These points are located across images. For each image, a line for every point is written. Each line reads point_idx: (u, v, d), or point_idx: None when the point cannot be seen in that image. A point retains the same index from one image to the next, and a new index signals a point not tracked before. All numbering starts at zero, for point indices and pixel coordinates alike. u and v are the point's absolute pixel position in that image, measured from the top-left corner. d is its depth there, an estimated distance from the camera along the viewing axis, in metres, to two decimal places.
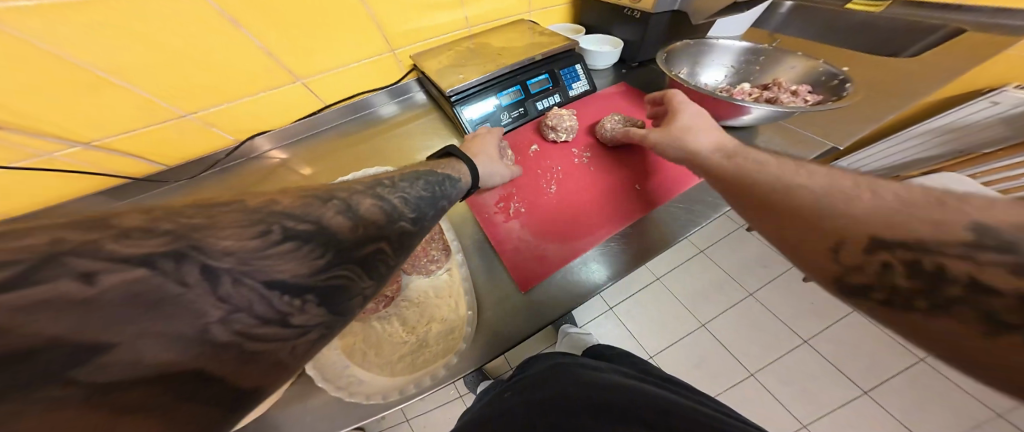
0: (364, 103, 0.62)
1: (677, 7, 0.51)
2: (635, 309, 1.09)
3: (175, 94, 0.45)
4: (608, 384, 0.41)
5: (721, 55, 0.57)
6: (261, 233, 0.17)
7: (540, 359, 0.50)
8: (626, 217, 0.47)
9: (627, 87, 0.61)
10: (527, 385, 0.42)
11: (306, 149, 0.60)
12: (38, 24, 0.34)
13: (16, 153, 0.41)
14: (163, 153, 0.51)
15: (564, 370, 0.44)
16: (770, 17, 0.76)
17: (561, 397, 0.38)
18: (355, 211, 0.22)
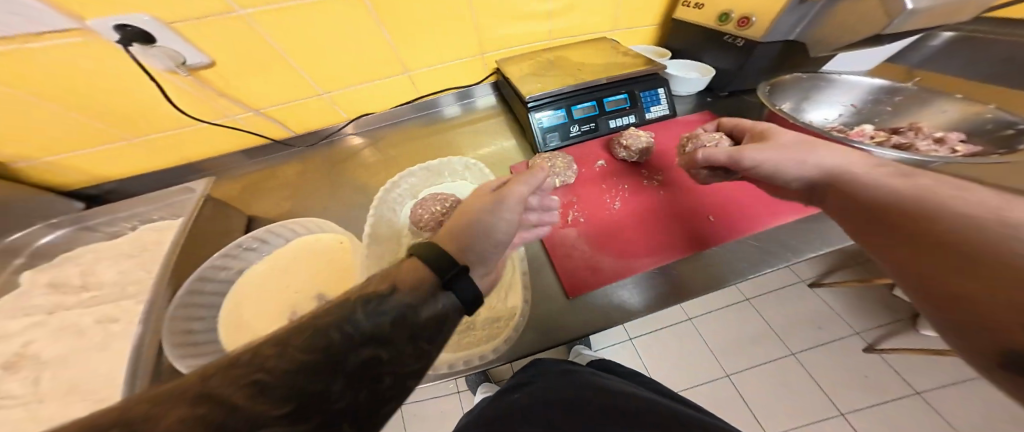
0: (434, 101, 0.67)
1: (795, 35, 0.49)
2: (655, 344, 0.99)
3: (329, 80, 0.55)
4: (622, 396, 0.37)
5: (842, 93, 0.53)
6: (330, 386, 0.19)
7: (548, 365, 0.47)
8: (693, 246, 0.44)
9: (712, 116, 0.60)
10: (535, 386, 0.39)
11: (383, 135, 0.67)
12: (267, 21, 0.44)
13: (213, 111, 0.52)
14: (300, 123, 0.61)
15: (575, 379, 0.40)
16: (917, 50, 0.70)
17: (573, 400, 0.34)
18: (361, 324, 0.21)
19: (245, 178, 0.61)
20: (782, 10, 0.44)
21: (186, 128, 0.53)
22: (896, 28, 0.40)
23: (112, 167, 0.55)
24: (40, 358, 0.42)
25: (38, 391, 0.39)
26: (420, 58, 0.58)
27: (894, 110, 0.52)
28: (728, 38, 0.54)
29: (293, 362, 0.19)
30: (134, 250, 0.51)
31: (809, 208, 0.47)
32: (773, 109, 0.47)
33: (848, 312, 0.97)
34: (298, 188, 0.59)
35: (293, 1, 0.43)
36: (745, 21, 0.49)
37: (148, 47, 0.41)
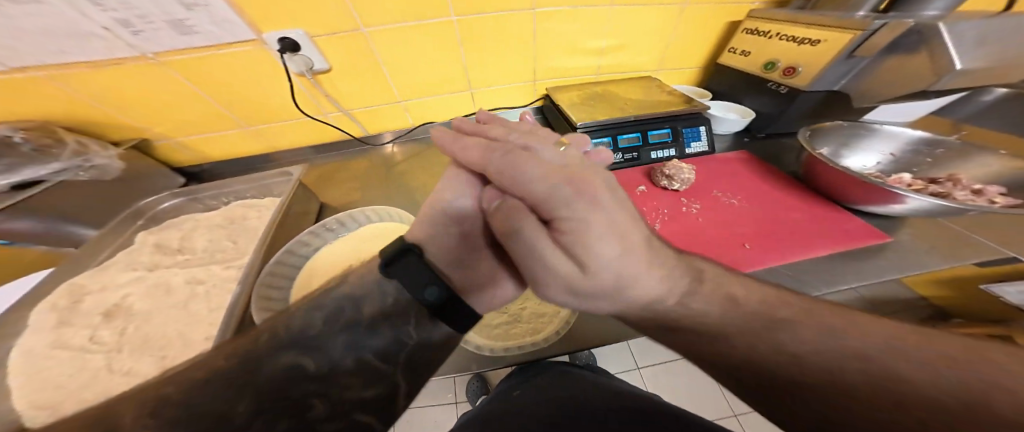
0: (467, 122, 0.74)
1: (838, 86, 0.53)
2: (662, 375, 1.00)
3: (410, 89, 0.63)
4: (617, 388, 0.42)
5: (882, 143, 0.57)
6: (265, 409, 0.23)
7: (544, 363, 0.50)
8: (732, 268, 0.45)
9: (748, 156, 0.66)
10: (538, 387, 0.43)
11: (424, 147, 0.73)
12: (381, 38, 0.53)
13: (315, 108, 0.61)
14: (374, 125, 0.69)
15: (573, 377, 0.45)
16: (965, 104, 0.73)
17: (573, 399, 0.39)
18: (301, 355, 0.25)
19: (317, 169, 0.69)
20: (830, 62, 0.48)
21: (287, 121, 0.62)
22: (943, 84, 0.45)
23: (218, 149, 0.64)
24: (133, 310, 0.49)
25: (122, 341, 0.45)
26: (490, 77, 0.66)
27: (935, 161, 0.55)
28: (772, 85, 0.59)
29: (287, 384, 0.24)
30: (225, 221, 0.61)
31: (844, 244, 0.48)
32: (812, 152, 0.52)
33: None
34: (363, 184, 0.67)
35: (404, 23, 0.51)
36: (791, 70, 0.54)
37: (292, 54, 0.50)
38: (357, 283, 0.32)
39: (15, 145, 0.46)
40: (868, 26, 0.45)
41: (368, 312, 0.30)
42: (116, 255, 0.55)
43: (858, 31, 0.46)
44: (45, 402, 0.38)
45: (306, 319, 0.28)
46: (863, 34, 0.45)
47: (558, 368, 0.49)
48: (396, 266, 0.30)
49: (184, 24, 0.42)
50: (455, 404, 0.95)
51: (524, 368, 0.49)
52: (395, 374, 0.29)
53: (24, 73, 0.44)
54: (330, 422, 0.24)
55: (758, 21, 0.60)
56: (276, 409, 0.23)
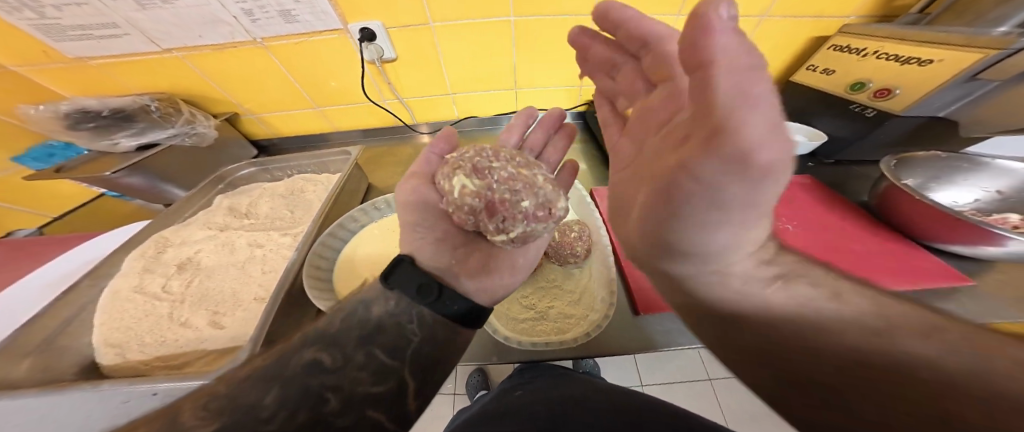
0: (500, 120, 0.76)
1: (948, 112, 0.47)
2: (672, 400, 0.94)
3: (462, 83, 0.66)
4: (621, 390, 0.41)
5: (986, 177, 0.51)
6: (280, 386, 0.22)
7: (548, 366, 0.49)
8: None
9: (808, 181, 0.61)
10: (540, 385, 0.42)
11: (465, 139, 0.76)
12: (445, 34, 0.57)
13: (379, 94, 0.66)
14: (426, 115, 0.73)
15: (574, 379, 0.44)
16: None
17: (579, 396, 0.38)
18: (316, 350, 0.25)
19: (366, 154, 0.74)
20: (943, 84, 0.44)
21: (350, 106, 0.68)
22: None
23: (289, 126, 0.72)
24: (201, 265, 0.55)
25: (186, 293, 0.51)
26: (541, 78, 0.67)
27: None
28: (856, 108, 0.56)
29: (306, 378, 0.23)
30: (286, 192, 0.67)
31: (921, 281, 0.43)
32: (894, 182, 0.47)
33: None
34: (408, 170, 0.71)
35: (467, 21, 0.55)
36: (885, 92, 0.50)
37: (368, 43, 0.55)
38: (367, 288, 0.32)
39: (150, 113, 0.57)
40: (1011, 45, 0.38)
41: (374, 313, 0.29)
42: (198, 214, 0.62)
43: (990, 50, 0.40)
44: (119, 342, 0.44)
45: (329, 320, 0.28)
46: (1000, 54, 0.39)
47: (556, 369, 0.47)
48: (395, 276, 0.33)
49: (290, 13, 0.49)
50: (455, 397, 0.95)
51: (523, 370, 0.48)
52: (413, 336, 0.29)
53: (169, 53, 0.53)
54: (342, 419, 0.21)
55: (851, 37, 0.57)
56: (298, 404, 0.21)
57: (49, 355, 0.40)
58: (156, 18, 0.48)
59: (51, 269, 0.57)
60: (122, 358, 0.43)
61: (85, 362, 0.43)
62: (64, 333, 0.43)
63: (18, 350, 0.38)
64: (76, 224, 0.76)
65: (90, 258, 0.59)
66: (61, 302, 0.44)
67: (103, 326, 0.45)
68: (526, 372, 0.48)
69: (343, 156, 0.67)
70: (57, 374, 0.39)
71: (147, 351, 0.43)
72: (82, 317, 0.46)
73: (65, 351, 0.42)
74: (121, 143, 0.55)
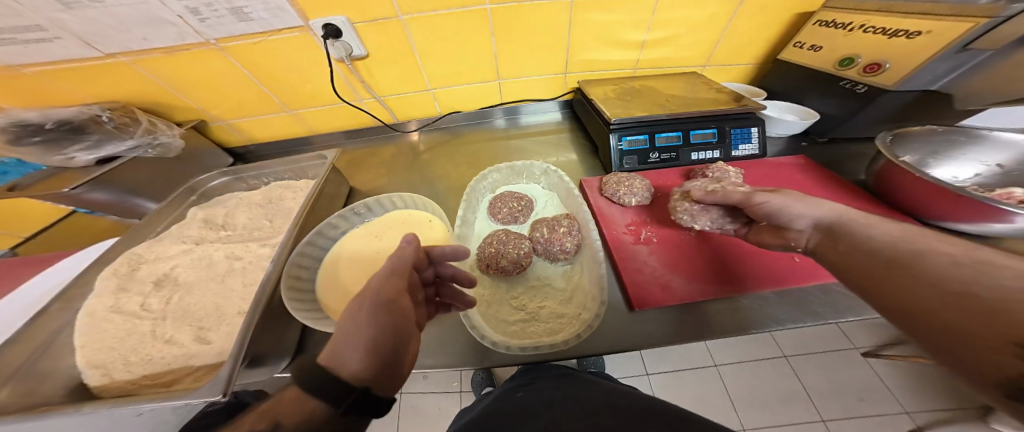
0: (487, 113, 0.73)
1: (939, 85, 0.45)
2: (673, 384, 0.95)
3: (440, 78, 0.63)
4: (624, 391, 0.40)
5: (990, 151, 0.49)
6: None
7: (548, 365, 0.48)
8: (783, 276, 0.42)
9: (804, 160, 0.59)
10: (544, 385, 0.41)
11: (453, 135, 0.73)
12: (415, 26, 0.53)
13: (351, 93, 0.63)
14: (406, 112, 0.70)
15: (579, 379, 0.43)
16: None
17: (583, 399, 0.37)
18: None
19: (346, 156, 0.71)
20: (932, 57, 0.42)
21: (323, 106, 0.64)
22: None
23: (260, 131, 0.68)
24: (179, 280, 0.53)
25: (167, 310, 0.49)
26: (523, 67, 0.64)
27: None
28: (846, 84, 0.53)
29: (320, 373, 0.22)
30: (263, 200, 0.64)
31: None
32: (892, 159, 0.45)
33: (902, 391, 0.90)
34: (392, 170, 0.68)
35: (437, 12, 0.51)
36: (875, 66, 0.48)
37: (333, 40, 0.51)
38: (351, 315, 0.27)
39: (102, 124, 0.54)
40: (1001, 13, 0.36)
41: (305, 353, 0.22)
42: (171, 228, 0.59)
43: (977, 19, 0.38)
44: (102, 362, 0.42)
45: None
46: (989, 23, 0.37)
47: (556, 369, 0.46)
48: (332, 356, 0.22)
49: (243, 11, 0.45)
50: (460, 393, 0.95)
51: (526, 369, 0.47)
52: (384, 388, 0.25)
53: (115, 58, 0.49)
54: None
55: (836, 11, 0.54)
56: None
57: (31, 380, 0.38)
58: (88, 19, 0.44)
59: (24, 293, 0.54)
60: (108, 380, 0.40)
61: (73, 384, 0.40)
62: (47, 356, 0.41)
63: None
64: (53, 241, 0.73)
65: (63, 278, 0.56)
66: (33, 326, 0.42)
67: (83, 348, 0.43)
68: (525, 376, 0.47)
69: (320, 159, 0.64)
70: (43, 399, 0.37)
71: (132, 371, 0.41)
72: (61, 336, 0.44)
73: (48, 375, 0.40)
74: (76, 158, 0.51)
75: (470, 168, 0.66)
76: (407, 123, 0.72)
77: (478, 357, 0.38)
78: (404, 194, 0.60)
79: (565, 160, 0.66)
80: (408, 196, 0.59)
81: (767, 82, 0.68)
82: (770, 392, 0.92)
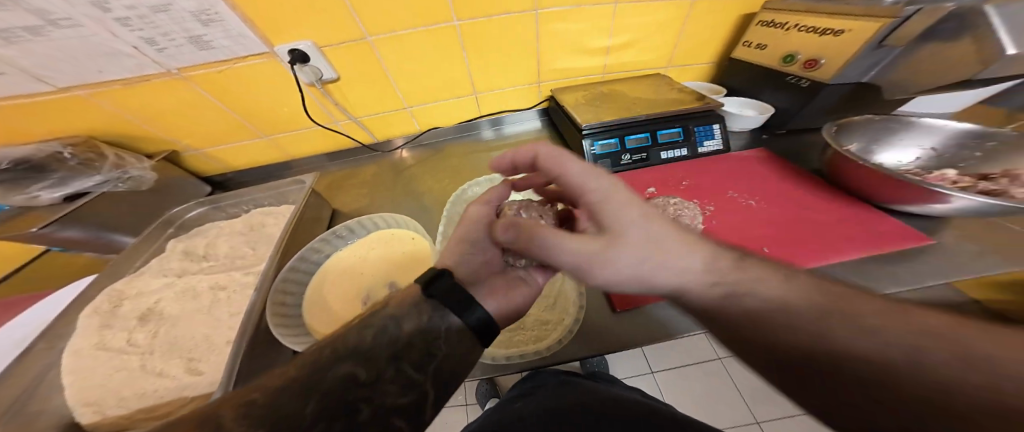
0: (473, 125, 0.74)
1: (867, 78, 0.49)
2: (681, 382, 0.97)
3: (415, 95, 0.64)
4: (611, 393, 0.41)
5: (921, 136, 0.53)
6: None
7: (540, 373, 0.50)
8: None
9: (764, 153, 0.62)
10: (536, 394, 0.43)
11: (438, 149, 0.74)
12: (383, 47, 0.54)
13: (328, 116, 0.63)
14: (385, 131, 0.71)
15: (569, 385, 0.44)
16: None
17: (569, 404, 0.38)
18: None
19: (327, 175, 0.71)
20: (857, 53, 0.45)
21: (301, 130, 0.65)
22: (986, 73, 0.40)
23: (238, 158, 0.68)
24: (165, 314, 0.52)
25: (155, 343, 0.48)
26: (496, 79, 0.65)
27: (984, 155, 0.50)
28: (792, 79, 0.56)
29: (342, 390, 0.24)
30: (245, 228, 0.64)
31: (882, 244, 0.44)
32: (837, 149, 0.48)
33: None
34: (374, 189, 0.69)
35: (412, 27, 0.52)
36: (812, 62, 0.51)
37: (302, 65, 0.52)
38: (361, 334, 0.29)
39: (64, 160, 0.53)
40: (900, 14, 0.41)
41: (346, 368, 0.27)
42: (151, 261, 0.59)
43: (885, 19, 0.42)
44: (94, 399, 0.42)
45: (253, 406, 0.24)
46: (894, 22, 0.41)
47: (558, 377, 0.47)
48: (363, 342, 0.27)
49: (202, 39, 0.45)
50: (465, 407, 0.95)
51: (526, 379, 0.48)
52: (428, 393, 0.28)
53: (69, 92, 0.49)
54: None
55: (774, 13, 0.57)
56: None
57: (23, 421, 0.38)
58: (29, 52, 0.42)
59: (6, 337, 0.53)
60: (100, 416, 0.40)
61: (67, 422, 0.41)
62: (35, 397, 0.41)
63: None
64: (30, 280, 0.70)
65: (40, 321, 0.55)
66: (17, 368, 0.42)
67: (71, 387, 0.43)
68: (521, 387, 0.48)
69: (300, 183, 0.64)
70: None
71: (125, 405, 0.41)
72: (48, 376, 0.44)
73: (37, 415, 0.40)
74: (40, 197, 0.49)
75: (451, 182, 0.67)
76: (390, 142, 0.73)
77: None
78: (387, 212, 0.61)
79: None
80: (391, 214, 0.59)
81: (729, 79, 0.72)
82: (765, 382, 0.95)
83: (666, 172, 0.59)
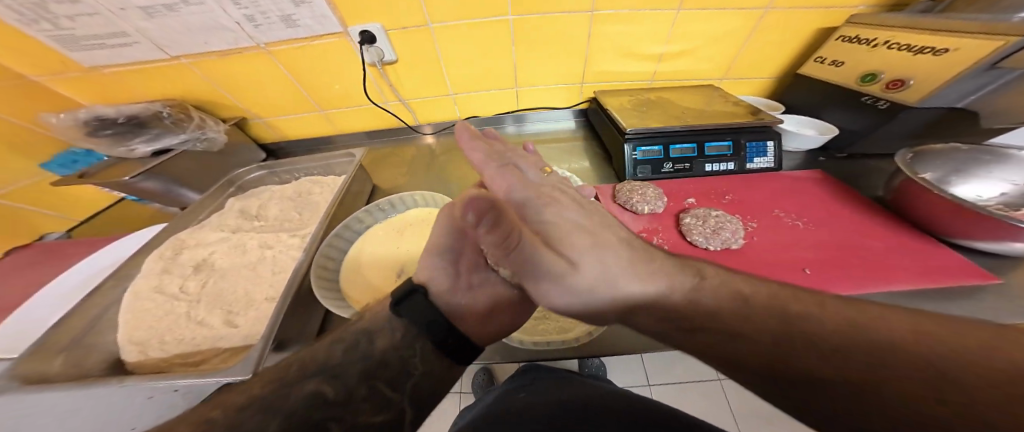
0: (497, 119, 0.75)
1: (964, 103, 0.45)
2: (678, 397, 0.92)
3: (464, 84, 0.66)
4: (616, 390, 0.41)
5: (1015, 170, 0.48)
6: None
7: (546, 366, 0.50)
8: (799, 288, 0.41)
9: (820, 175, 0.59)
10: (544, 385, 0.43)
11: None
12: (442, 36, 0.57)
13: (383, 96, 0.67)
14: (428, 116, 0.74)
15: (575, 381, 0.44)
16: None
17: (577, 398, 0.38)
18: None
19: (372, 155, 0.75)
20: (958, 75, 0.42)
21: (357, 108, 0.69)
22: None
23: (293, 129, 0.74)
24: (215, 265, 0.57)
25: (202, 293, 0.53)
26: (544, 76, 0.67)
27: None
28: (867, 99, 0.53)
29: (309, 410, 0.25)
30: (294, 194, 0.69)
31: (947, 279, 0.40)
32: (910, 176, 0.45)
33: None
34: (413, 170, 0.71)
35: (463, 21, 0.55)
36: (898, 83, 0.48)
37: (369, 46, 0.56)
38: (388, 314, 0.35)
39: (162, 119, 0.59)
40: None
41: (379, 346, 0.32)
42: (211, 216, 0.64)
43: (1007, 38, 0.38)
44: (142, 340, 0.46)
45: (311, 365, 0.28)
46: (1019, 41, 0.37)
47: (559, 372, 0.47)
48: (406, 303, 0.34)
49: (291, 18, 0.50)
50: (461, 394, 0.96)
51: (525, 371, 0.48)
52: (404, 413, 0.29)
53: (177, 60, 0.55)
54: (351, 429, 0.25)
55: (859, 28, 0.55)
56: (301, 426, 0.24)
57: (81, 352, 0.42)
58: (163, 26, 0.49)
59: (77, 272, 0.59)
60: (144, 357, 0.44)
61: (112, 359, 0.44)
62: (92, 331, 0.45)
63: (49, 350, 0.39)
64: (100, 225, 0.78)
65: (108, 261, 0.60)
66: (87, 302, 0.46)
67: (127, 325, 0.47)
68: (525, 375, 0.48)
69: (349, 157, 0.68)
70: (87, 371, 0.41)
71: (165, 349, 0.45)
72: (110, 312, 0.48)
73: (93, 348, 0.43)
74: (136, 150, 0.57)
75: None
76: (425, 126, 0.75)
77: (491, 352, 0.40)
78: (424, 193, 0.63)
79: (580, 167, 0.68)
80: (430, 195, 0.62)
81: (785, 95, 0.69)
82: (772, 410, 0.89)
83: (708, 184, 0.58)
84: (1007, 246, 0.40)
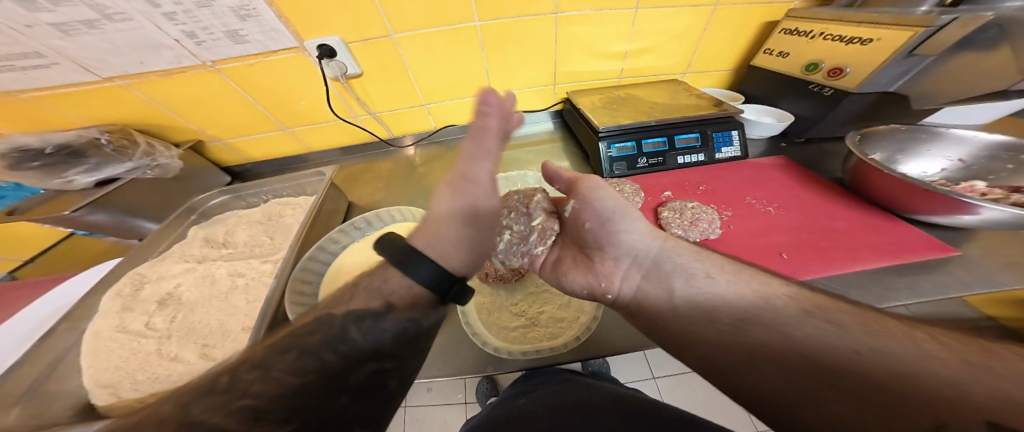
0: None
1: (894, 87, 0.48)
2: (681, 387, 0.94)
3: (434, 93, 0.65)
4: (615, 391, 0.42)
5: (950, 146, 0.52)
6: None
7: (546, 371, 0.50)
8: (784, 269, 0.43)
9: (784, 161, 0.62)
10: (547, 389, 0.43)
11: (446, 148, 0.75)
12: (407, 45, 0.55)
13: (351, 110, 0.65)
14: (401, 126, 0.72)
15: (576, 383, 0.44)
16: None
17: (578, 401, 0.39)
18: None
19: (346, 170, 0.73)
20: (885, 62, 0.45)
21: (324, 124, 0.66)
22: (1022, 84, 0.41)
23: (257, 150, 0.70)
24: (182, 300, 0.53)
25: (172, 328, 0.49)
26: (514, 80, 0.66)
27: (1017, 168, 0.48)
28: (814, 87, 0.56)
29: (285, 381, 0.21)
30: (263, 218, 0.65)
31: (906, 254, 0.43)
32: (862, 157, 0.48)
33: None
34: (389, 183, 0.70)
35: (426, 29, 0.53)
36: (837, 71, 0.51)
37: (328, 60, 0.54)
38: None
39: (101, 147, 0.54)
40: (935, 22, 0.40)
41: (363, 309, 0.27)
42: (173, 247, 0.60)
43: (917, 28, 0.41)
44: (110, 382, 0.42)
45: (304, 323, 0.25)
46: (927, 31, 0.41)
47: (558, 375, 0.47)
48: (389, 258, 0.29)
49: (238, 33, 0.47)
50: (465, 405, 0.94)
51: (527, 377, 0.48)
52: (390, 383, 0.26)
53: (112, 82, 0.51)
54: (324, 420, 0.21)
55: (795, 20, 0.57)
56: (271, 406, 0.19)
57: (38, 402, 0.38)
58: (83, 45, 0.45)
59: (29, 314, 0.54)
60: (116, 398, 0.40)
61: (80, 405, 0.41)
62: (52, 377, 0.41)
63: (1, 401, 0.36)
64: (49, 265, 0.71)
65: (65, 302, 0.56)
66: (41, 347, 0.43)
67: (90, 368, 0.43)
68: (529, 380, 0.48)
69: (320, 175, 0.65)
70: (52, 420, 0.37)
71: (139, 388, 0.42)
72: (68, 357, 0.44)
73: (57, 395, 0.40)
74: (75, 181, 0.52)
75: None
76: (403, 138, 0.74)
77: (481, 365, 0.39)
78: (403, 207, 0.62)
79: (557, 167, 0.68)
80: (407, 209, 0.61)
81: (745, 86, 0.72)
82: None
83: (682, 176, 0.60)
84: (953, 218, 0.43)
